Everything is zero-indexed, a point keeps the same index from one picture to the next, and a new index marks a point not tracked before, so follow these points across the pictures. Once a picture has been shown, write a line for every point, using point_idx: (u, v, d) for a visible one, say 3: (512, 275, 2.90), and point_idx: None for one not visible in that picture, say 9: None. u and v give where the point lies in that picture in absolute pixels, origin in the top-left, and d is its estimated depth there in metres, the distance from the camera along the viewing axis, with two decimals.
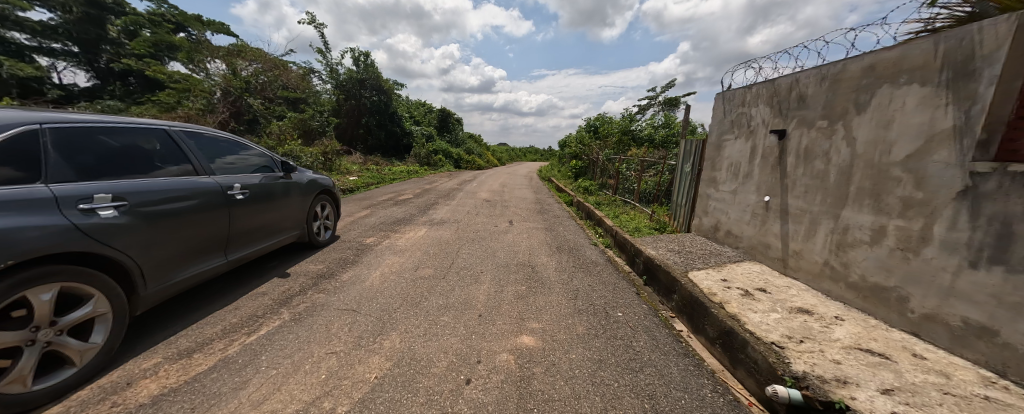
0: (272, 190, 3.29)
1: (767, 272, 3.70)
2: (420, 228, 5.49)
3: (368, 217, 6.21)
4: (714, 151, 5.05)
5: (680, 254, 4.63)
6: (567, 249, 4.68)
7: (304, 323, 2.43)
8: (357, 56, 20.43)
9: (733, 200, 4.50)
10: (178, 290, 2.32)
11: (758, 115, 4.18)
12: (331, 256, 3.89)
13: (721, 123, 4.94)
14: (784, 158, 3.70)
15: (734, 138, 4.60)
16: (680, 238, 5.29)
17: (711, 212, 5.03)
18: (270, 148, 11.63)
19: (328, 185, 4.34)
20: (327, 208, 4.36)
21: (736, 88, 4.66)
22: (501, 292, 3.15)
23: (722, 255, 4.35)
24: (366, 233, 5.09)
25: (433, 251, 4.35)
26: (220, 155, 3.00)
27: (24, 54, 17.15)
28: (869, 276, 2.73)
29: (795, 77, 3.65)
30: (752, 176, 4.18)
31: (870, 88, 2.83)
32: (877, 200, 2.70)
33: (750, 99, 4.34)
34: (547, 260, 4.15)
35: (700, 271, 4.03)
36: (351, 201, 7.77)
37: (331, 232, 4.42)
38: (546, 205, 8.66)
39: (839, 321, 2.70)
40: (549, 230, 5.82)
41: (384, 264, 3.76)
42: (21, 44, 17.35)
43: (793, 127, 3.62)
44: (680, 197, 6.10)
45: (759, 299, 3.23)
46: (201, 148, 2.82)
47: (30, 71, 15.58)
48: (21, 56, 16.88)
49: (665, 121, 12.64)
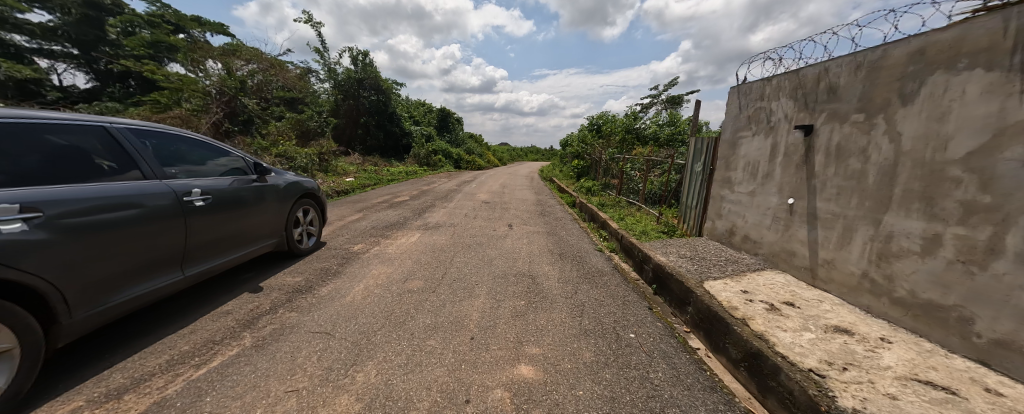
0: (243, 194, 2.97)
1: (793, 283, 3.33)
2: (414, 233, 5.15)
3: (360, 221, 5.89)
4: (728, 150, 4.69)
5: (693, 261, 4.27)
6: (570, 256, 4.33)
7: (266, 350, 2.09)
8: (355, 55, 20.11)
9: (752, 202, 4.13)
10: (114, 314, 2.00)
11: (779, 109, 3.82)
12: (313, 266, 3.56)
13: (736, 119, 4.58)
14: (811, 156, 3.34)
15: (752, 134, 4.23)
16: (691, 243, 4.93)
17: (725, 215, 4.67)
18: (265, 149, 11.32)
19: (312, 187, 4.01)
20: (310, 213, 4.04)
21: (754, 80, 4.31)
22: (498, 309, 2.80)
23: (739, 263, 3.99)
24: (355, 238, 4.75)
25: (425, 259, 4.02)
26: (180, 156, 2.69)
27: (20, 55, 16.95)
28: (920, 292, 2.37)
29: (824, 66, 3.29)
30: (773, 176, 3.83)
31: (918, 76, 2.47)
32: (930, 205, 2.34)
33: (770, 92, 3.98)
34: (549, 269, 3.79)
35: (717, 281, 3.67)
36: (344, 204, 7.44)
37: (315, 239, 4.10)
38: (548, 207, 8.31)
39: (886, 345, 2.34)
40: (552, 234, 5.46)
41: (370, 274, 3.42)
42: (19, 46, 17.17)
43: (822, 122, 3.25)
44: (690, 199, 5.74)
45: (787, 315, 2.87)
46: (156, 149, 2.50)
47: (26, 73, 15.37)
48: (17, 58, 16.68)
49: (670, 119, 12.24)
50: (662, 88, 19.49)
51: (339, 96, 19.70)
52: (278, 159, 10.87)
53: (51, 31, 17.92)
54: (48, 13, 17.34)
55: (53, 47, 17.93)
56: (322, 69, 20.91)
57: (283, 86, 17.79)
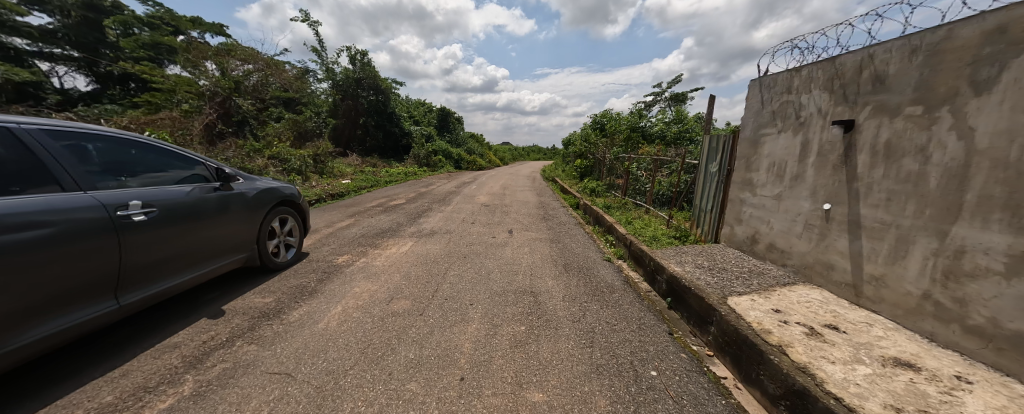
0: (199, 206, 2.59)
1: (833, 301, 2.91)
2: (406, 241, 4.76)
3: (349, 228, 5.50)
4: (749, 149, 4.27)
5: (712, 273, 3.85)
6: (576, 267, 3.93)
7: (208, 400, 1.71)
8: (353, 55, 19.77)
9: (779, 207, 3.71)
10: (19, 359, 1.63)
11: (811, 102, 3.40)
12: (289, 282, 3.19)
13: (757, 115, 4.16)
14: (853, 155, 2.91)
15: (777, 132, 3.81)
16: (708, 251, 4.51)
17: (747, 221, 4.24)
18: (258, 151, 10.96)
19: (290, 194, 3.63)
20: (289, 222, 3.66)
21: (778, 72, 3.89)
22: (494, 337, 2.41)
23: (766, 276, 3.57)
24: (341, 248, 4.37)
25: (416, 272, 3.63)
26: (122, 165, 2.34)
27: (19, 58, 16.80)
28: (1005, 321, 1.95)
29: (868, 52, 2.86)
30: (805, 178, 3.41)
31: (997, 58, 2.05)
32: (1018, 215, 1.92)
33: (799, 84, 3.56)
34: (552, 284, 3.40)
35: (742, 297, 3.26)
36: (336, 208, 7.07)
37: (295, 251, 3.73)
38: (550, 210, 7.90)
39: (966, 386, 1.92)
40: (556, 242, 5.05)
41: (352, 292, 3.04)
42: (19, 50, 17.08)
43: (866, 116, 2.83)
44: (705, 201, 5.32)
45: (833, 343, 2.45)
46: (90, 156, 2.17)
47: (24, 76, 15.20)
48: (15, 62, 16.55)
49: (677, 116, 11.80)
50: (667, 85, 19.10)
51: (337, 96, 19.36)
52: (271, 161, 10.51)
53: (48, 33, 17.72)
54: (46, 15, 17.16)
55: (52, 49, 17.77)
56: (320, 69, 20.57)
57: (280, 86, 17.47)
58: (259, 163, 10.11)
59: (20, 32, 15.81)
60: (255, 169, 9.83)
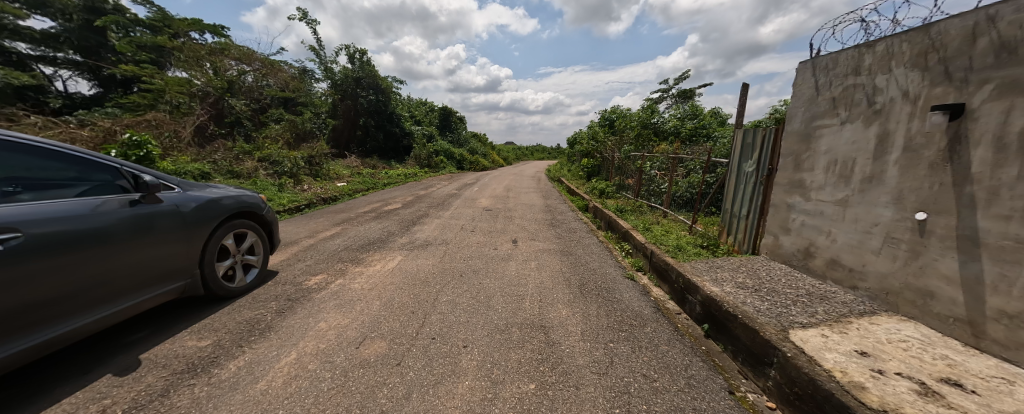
0: (105, 226, 1.96)
1: (939, 342, 2.23)
2: (395, 255, 4.12)
3: (333, 238, 4.89)
4: (800, 144, 3.58)
5: (760, 295, 3.18)
6: (594, 289, 3.27)
7: None
8: (352, 53, 19.10)
9: (845, 216, 3.03)
10: None
11: (892, 84, 2.71)
12: (240, 315, 2.56)
13: (810, 103, 3.48)
14: (965, 150, 2.22)
15: (840, 123, 3.13)
16: (748, 265, 3.82)
17: (797, 231, 3.55)
18: (248, 153, 10.44)
19: (245, 202, 3.01)
20: (248, 238, 3.04)
21: (841, 49, 3.20)
22: (493, 403, 1.75)
23: (831, 301, 2.88)
24: (318, 265, 3.75)
25: (401, 298, 2.99)
26: (13, 170, 1.79)
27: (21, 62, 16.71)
28: None
29: (986, 14, 2.18)
30: (885, 180, 2.71)
31: None
32: None
33: (874, 62, 2.87)
34: (567, 313, 2.75)
35: (809, 331, 2.56)
36: (324, 215, 6.47)
37: (257, 272, 3.11)
38: (558, 214, 7.23)
39: None
40: (567, 254, 4.40)
41: (316, 328, 2.42)
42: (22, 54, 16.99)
43: (985, 97, 2.15)
44: (737, 205, 4.64)
45: (963, 410, 1.75)
46: None
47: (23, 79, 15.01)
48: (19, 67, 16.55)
49: (692, 112, 11.05)
50: (674, 81, 18.35)
51: (336, 96, 18.83)
52: (261, 164, 9.96)
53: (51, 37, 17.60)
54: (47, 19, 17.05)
55: (54, 54, 17.62)
56: (319, 68, 20.09)
57: (277, 86, 17.00)
58: (247, 166, 9.59)
59: (20, 35, 15.64)
60: (243, 172, 9.31)
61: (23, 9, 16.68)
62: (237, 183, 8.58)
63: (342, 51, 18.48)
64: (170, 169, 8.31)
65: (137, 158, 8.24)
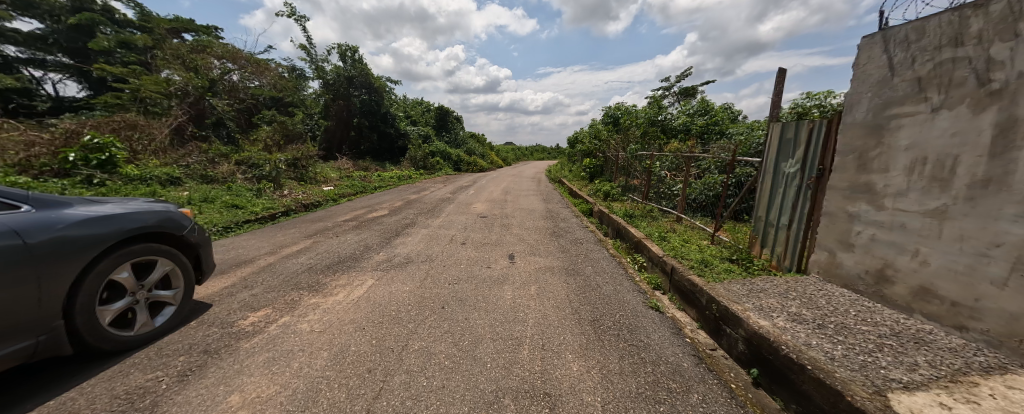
0: None
1: None
2: (365, 279, 3.38)
3: (298, 255, 4.15)
4: (867, 138, 2.84)
5: (828, 334, 2.45)
6: (611, 325, 2.56)
7: None
8: (344, 51, 18.00)
9: (945, 231, 2.28)
10: None
11: (1021, 54, 1.98)
12: (123, 382, 1.83)
13: (883, 86, 2.74)
14: None
15: (933, 109, 2.40)
16: (798, 289, 3.10)
17: (865, 248, 2.82)
18: (225, 156, 9.75)
19: (152, 222, 2.31)
20: (159, 267, 2.32)
21: (931, 14, 2.47)
22: None
23: (932, 348, 2.15)
24: (266, 294, 3.02)
25: (358, 345, 2.25)
26: None
27: (7, 63, 16.29)
28: None
29: None
30: (1013, 185, 1.98)
31: None
32: None
33: (988, 26, 2.14)
34: (579, 370, 2.02)
35: (919, 397, 1.83)
36: (297, 225, 5.74)
37: (173, 311, 2.39)
38: (560, 221, 6.52)
39: None
40: (573, 274, 3.68)
41: (222, 407, 1.68)
42: (10, 56, 16.68)
43: None
44: (775, 213, 3.93)
45: None
46: None
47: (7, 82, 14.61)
48: (6, 69, 16.22)
49: (703, 107, 10.33)
50: (677, 78, 17.65)
51: (327, 96, 18.16)
52: (239, 167, 9.25)
53: (39, 39, 17.19)
54: (33, 20, 16.63)
55: (44, 57, 17.28)
56: (310, 67, 19.41)
57: (265, 86, 16.33)
58: (223, 169, 8.88)
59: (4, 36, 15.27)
60: (217, 176, 8.60)
61: (10, 10, 16.34)
62: (210, 188, 7.89)
63: (333, 50, 17.75)
64: (135, 174, 7.63)
65: (99, 163, 7.64)
